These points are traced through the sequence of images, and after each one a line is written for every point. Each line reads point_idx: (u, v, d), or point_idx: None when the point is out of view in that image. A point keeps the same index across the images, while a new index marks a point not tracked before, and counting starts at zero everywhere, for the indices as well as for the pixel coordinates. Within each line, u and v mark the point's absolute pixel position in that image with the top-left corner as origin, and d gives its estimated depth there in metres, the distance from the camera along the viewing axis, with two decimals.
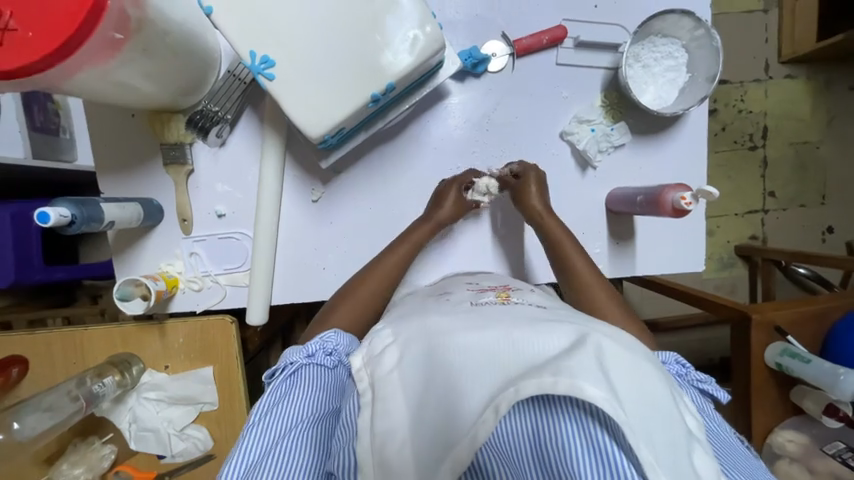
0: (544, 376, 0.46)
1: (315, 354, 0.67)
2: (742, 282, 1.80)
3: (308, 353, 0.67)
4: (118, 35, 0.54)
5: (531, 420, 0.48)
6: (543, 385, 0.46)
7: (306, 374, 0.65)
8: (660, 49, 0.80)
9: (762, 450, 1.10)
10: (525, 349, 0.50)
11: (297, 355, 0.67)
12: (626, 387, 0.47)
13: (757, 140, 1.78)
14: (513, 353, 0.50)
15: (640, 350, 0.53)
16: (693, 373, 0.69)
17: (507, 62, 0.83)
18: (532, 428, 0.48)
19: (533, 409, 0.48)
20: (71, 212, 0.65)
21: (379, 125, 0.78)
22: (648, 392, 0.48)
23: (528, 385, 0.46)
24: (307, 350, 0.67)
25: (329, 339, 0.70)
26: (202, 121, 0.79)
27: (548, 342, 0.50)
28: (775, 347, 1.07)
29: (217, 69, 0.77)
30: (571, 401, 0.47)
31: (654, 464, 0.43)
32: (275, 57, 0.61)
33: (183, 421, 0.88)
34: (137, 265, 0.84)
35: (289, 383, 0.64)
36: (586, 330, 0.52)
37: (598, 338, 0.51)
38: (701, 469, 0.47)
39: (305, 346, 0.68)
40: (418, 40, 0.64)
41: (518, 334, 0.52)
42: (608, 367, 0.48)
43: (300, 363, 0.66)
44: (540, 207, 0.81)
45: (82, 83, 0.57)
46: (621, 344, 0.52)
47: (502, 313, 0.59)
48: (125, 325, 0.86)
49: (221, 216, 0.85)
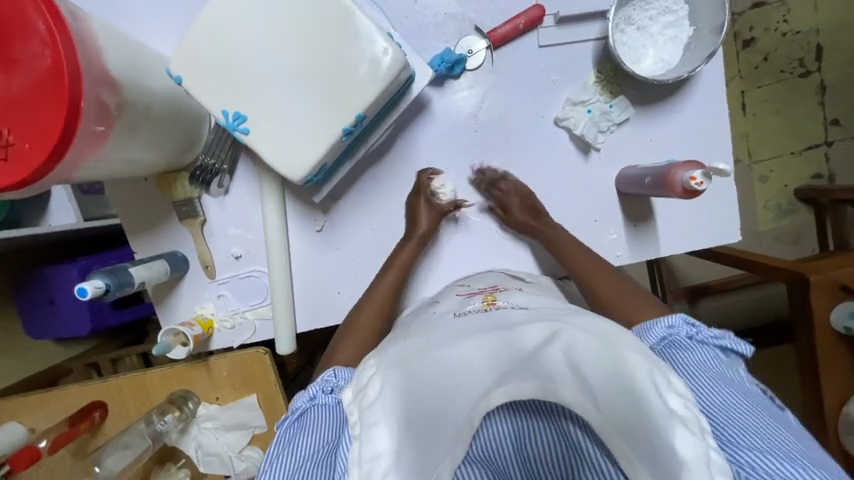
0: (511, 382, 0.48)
1: (318, 396, 0.61)
2: (807, 229, 1.59)
3: (309, 395, 0.61)
4: (101, 126, 0.58)
5: (508, 424, 0.50)
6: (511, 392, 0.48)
7: (309, 418, 0.58)
8: (654, 6, 0.72)
9: (837, 420, 1.00)
10: (504, 352, 0.48)
11: (301, 400, 0.61)
12: (593, 374, 0.45)
13: (809, 65, 1.54)
14: (489, 359, 0.49)
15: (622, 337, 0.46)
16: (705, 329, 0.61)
17: (486, 56, 0.79)
18: (511, 430, 0.50)
19: (508, 416, 0.50)
20: (105, 282, 0.73)
21: (362, 150, 0.78)
22: (621, 381, 0.43)
23: None
24: (309, 393, 0.61)
25: (330, 378, 0.64)
26: (203, 174, 0.84)
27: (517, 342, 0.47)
28: (841, 309, 0.96)
29: (207, 124, 0.81)
30: (547, 405, 0.49)
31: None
32: (246, 111, 0.63)
33: (240, 444, 0.98)
34: (175, 312, 0.93)
35: (293, 429, 0.59)
36: (564, 323, 0.48)
37: (571, 332, 0.47)
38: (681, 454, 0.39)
39: (307, 389, 0.62)
40: (379, 63, 0.62)
41: (490, 335, 0.49)
42: (576, 361, 0.46)
43: (304, 407, 0.60)
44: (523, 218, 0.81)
45: (85, 176, 0.63)
46: (596, 333, 0.46)
47: (481, 319, 0.54)
48: (177, 366, 0.96)
49: (237, 258, 0.90)
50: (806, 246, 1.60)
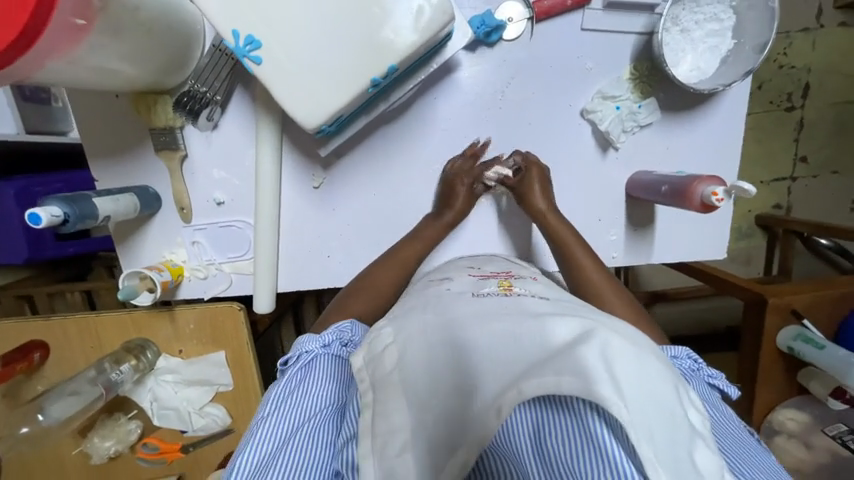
0: (547, 375, 0.43)
1: (331, 345, 0.67)
2: (760, 253, 1.73)
3: (323, 343, 0.67)
4: (80, 20, 0.48)
5: (532, 414, 0.45)
6: (546, 385, 0.43)
7: (321, 364, 0.64)
8: (703, 9, 0.69)
9: (760, 425, 1.13)
10: (531, 345, 0.48)
11: (312, 344, 0.67)
12: (631, 383, 0.42)
13: (796, 100, 1.63)
14: (516, 349, 0.48)
15: (646, 344, 0.49)
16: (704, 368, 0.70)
17: (526, 28, 0.73)
18: (535, 420, 0.45)
19: (535, 406, 0.45)
20: (64, 211, 0.63)
21: (382, 107, 0.72)
22: (656, 390, 0.43)
23: (531, 386, 0.43)
24: (323, 340, 0.67)
25: (344, 330, 0.71)
26: (191, 103, 0.73)
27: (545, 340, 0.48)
28: (789, 330, 1.06)
29: (202, 44, 0.70)
30: (577, 400, 0.43)
31: (655, 461, 0.39)
32: (262, 37, 0.54)
33: (201, 401, 0.92)
34: (140, 254, 0.83)
35: (304, 371, 0.64)
36: (595, 324, 0.49)
37: (605, 333, 0.46)
38: (704, 468, 0.41)
39: (322, 336, 0.68)
40: (424, 13, 0.55)
41: (518, 325, 0.51)
42: (614, 365, 0.43)
43: (316, 352, 0.66)
44: (544, 206, 0.78)
45: (50, 79, 0.53)
46: (626, 338, 0.48)
47: (504, 310, 0.55)
48: (136, 312, 0.87)
49: (220, 204, 0.81)
50: (755, 268, 1.75)
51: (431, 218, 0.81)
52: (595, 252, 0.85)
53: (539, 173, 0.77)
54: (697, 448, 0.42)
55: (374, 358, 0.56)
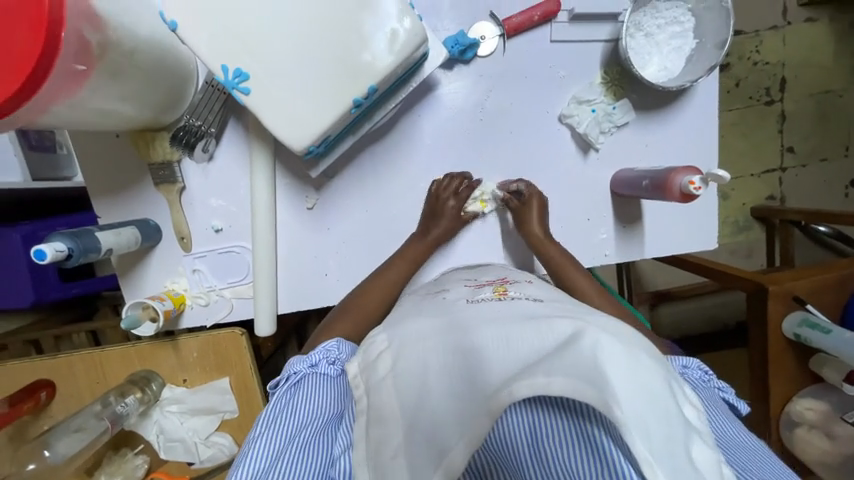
0: (537, 376, 0.43)
1: (319, 364, 0.68)
2: (759, 245, 1.73)
3: (310, 362, 0.68)
4: (81, 66, 0.52)
5: (527, 417, 0.45)
6: (536, 386, 0.43)
7: (309, 383, 0.65)
8: (663, 14, 0.74)
9: (779, 418, 1.10)
10: (521, 345, 0.48)
11: (300, 364, 0.67)
12: (626, 383, 0.42)
13: (774, 93, 1.67)
14: (509, 352, 0.48)
15: (638, 343, 0.49)
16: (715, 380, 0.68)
17: (498, 44, 0.78)
18: (529, 424, 0.45)
19: (529, 407, 0.45)
20: (68, 246, 0.66)
21: (366, 127, 0.75)
22: (650, 387, 0.43)
23: (523, 386, 0.43)
24: (310, 360, 0.68)
25: (331, 349, 0.70)
26: (187, 137, 0.77)
27: (535, 339, 0.48)
28: (793, 317, 1.05)
29: (195, 81, 0.74)
30: (574, 403, 0.44)
31: (650, 459, 0.39)
32: (249, 69, 0.58)
33: (207, 430, 0.92)
34: (143, 286, 0.85)
35: (291, 392, 0.64)
36: (585, 324, 0.49)
37: (594, 332, 0.47)
38: (699, 462, 0.42)
39: (308, 356, 0.68)
40: (398, 35, 0.59)
41: (512, 327, 0.51)
42: (604, 364, 0.43)
43: (304, 372, 0.66)
44: (540, 232, 0.80)
45: (54, 123, 0.56)
46: (618, 338, 0.48)
47: (498, 314, 0.56)
48: (140, 344, 0.88)
49: (218, 231, 0.84)
50: (757, 260, 1.74)
51: (418, 237, 0.82)
52: (587, 251, 0.86)
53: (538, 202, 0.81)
54: (693, 444, 0.43)
55: (368, 364, 0.57)
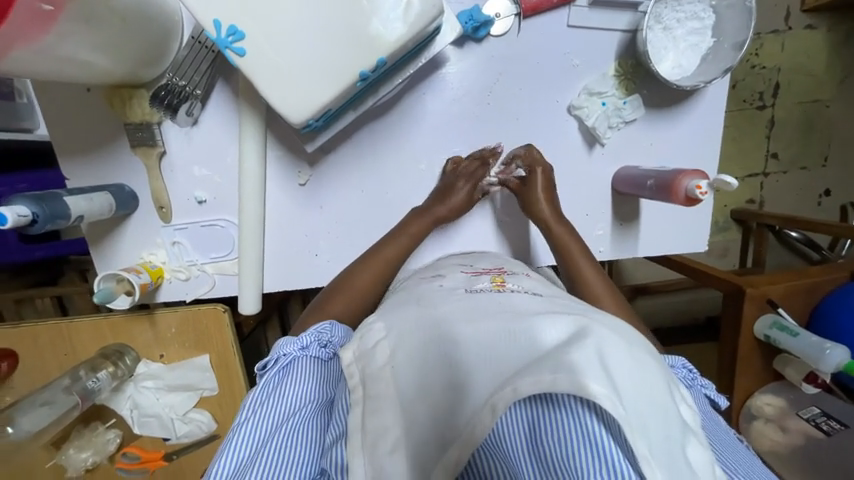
0: (543, 374, 0.42)
1: (310, 346, 0.65)
2: (735, 246, 1.80)
3: (301, 345, 0.65)
4: (48, 7, 0.45)
5: (527, 413, 0.44)
6: (543, 384, 0.42)
7: (301, 365, 0.63)
8: (684, 8, 0.71)
9: (739, 411, 1.17)
10: (524, 341, 0.47)
11: (290, 346, 0.65)
12: (629, 383, 0.43)
13: (768, 98, 1.69)
14: (510, 348, 0.47)
15: (643, 345, 0.49)
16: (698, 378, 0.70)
17: (513, 24, 0.74)
18: (529, 419, 0.44)
19: (530, 403, 0.44)
20: (32, 210, 0.60)
21: (370, 102, 0.71)
22: (650, 389, 0.43)
23: (527, 383, 0.43)
24: (300, 342, 0.65)
25: (324, 331, 0.68)
26: (169, 97, 0.70)
27: (541, 339, 0.47)
28: (765, 320, 1.10)
29: (179, 36, 0.67)
30: (580, 402, 0.43)
31: (650, 458, 0.39)
32: (244, 28, 0.52)
33: (184, 407, 0.89)
34: (116, 256, 0.80)
35: (281, 374, 0.62)
36: (591, 321, 0.49)
37: (598, 330, 0.47)
38: (695, 463, 0.42)
39: (299, 338, 0.66)
40: (413, 6, 0.55)
41: (519, 323, 0.49)
42: (610, 366, 0.43)
43: (294, 355, 0.64)
44: (549, 212, 0.78)
45: (12, 71, 0.49)
46: (622, 336, 0.48)
47: (501, 306, 0.54)
48: (113, 317, 0.83)
49: (201, 202, 0.78)
50: (731, 261, 1.82)
51: (421, 211, 0.79)
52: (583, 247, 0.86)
53: (543, 176, 0.77)
54: (689, 444, 0.43)
55: (365, 353, 0.55)
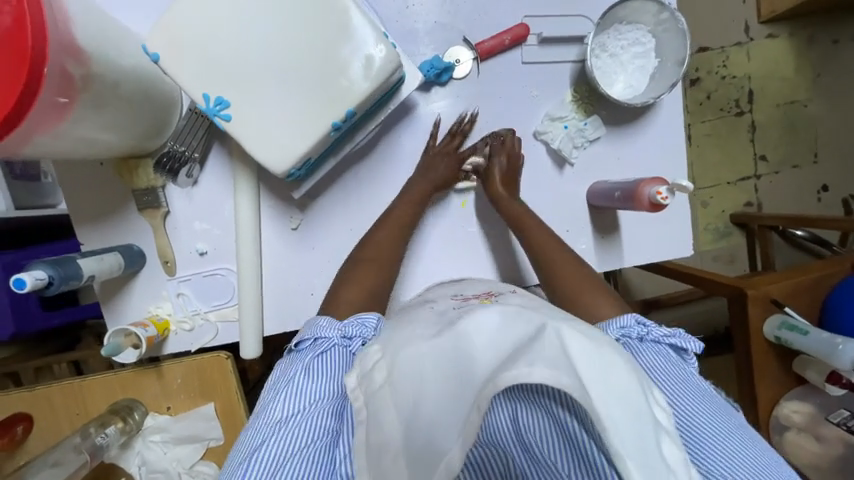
0: (519, 368, 0.44)
1: (352, 339, 0.65)
2: (740, 250, 1.78)
3: (316, 350, 0.64)
4: (63, 99, 0.53)
5: (512, 411, 0.48)
6: (518, 379, 0.44)
7: (329, 358, 0.63)
8: (626, 36, 0.79)
9: (768, 422, 1.11)
10: (506, 343, 0.47)
11: (330, 332, 0.65)
12: (599, 382, 0.43)
13: (743, 105, 1.75)
14: (493, 349, 0.47)
15: (605, 339, 0.47)
16: (656, 329, 0.65)
17: (473, 66, 0.82)
18: (515, 416, 0.48)
19: (513, 402, 0.47)
20: (48, 273, 0.66)
21: (347, 147, 0.78)
22: (617, 384, 0.43)
23: (508, 378, 0.44)
24: (344, 332, 0.65)
25: (368, 325, 0.67)
26: (171, 163, 0.78)
27: (519, 336, 0.47)
28: (772, 320, 1.07)
29: (178, 109, 0.76)
30: (551, 394, 0.45)
31: (624, 456, 0.40)
32: (229, 98, 0.61)
33: (191, 459, 0.89)
34: (126, 312, 0.85)
35: (307, 374, 0.61)
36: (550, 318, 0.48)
37: (560, 330, 0.46)
38: (670, 458, 0.43)
39: (342, 326, 0.66)
40: (375, 61, 0.62)
41: (493, 330, 0.48)
42: (575, 360, 0.43)
43: (328, 345, 0.64)
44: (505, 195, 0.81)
45: (35, 153, 0.58)
46: (588, 334, 0.46)
47: (482, 312, 0.53)
48: (122, 372, 0.87)
49: (202, 254, 0.84)
50: (740, 266, 1.79)
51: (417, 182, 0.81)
52: None
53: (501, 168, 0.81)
54: (663, 441, 0.43)
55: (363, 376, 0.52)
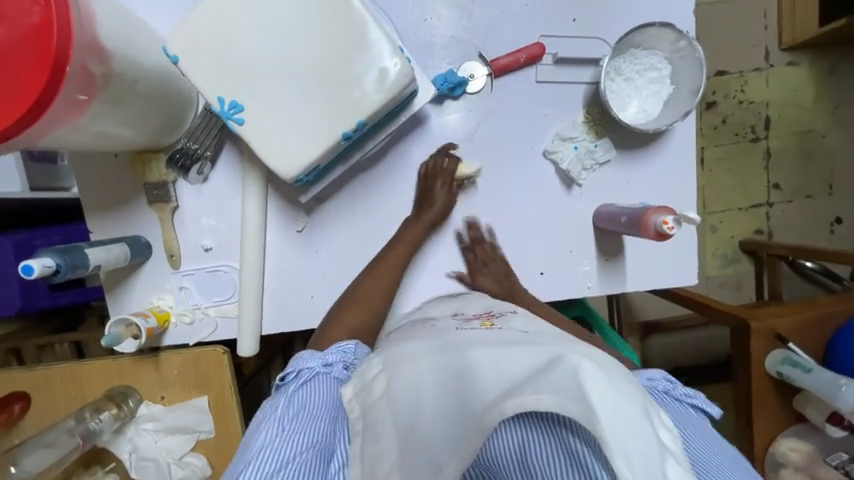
0: (527, 394, 0.44)
1: (332, 365, 0.67)
2: (747, 278, 1.75)
3: (325, 361, 0.67)
4: (82, 96, 0.54)
5: (519, 434, 0.46)
6: (525, 404, 0.44)
7: (319, 382, 0.64)
8: (642, 61, 0.78)
9: (763, 456, 1.09)
10: (512, 365, 0.48)
11: (313, 361, 0.67)
12: (605, 403, 0.42)
13: (759, 131, 1.73)
14: (499, 370, 0.48)
15: (620, 370, 0.49)
16: (678, 387, 0.67)
17: (487, 82, 0.82)
18: (521, 439, 0.46)
19: (521, 426, 0.46)
20: (56, 262, 0.67)
21: (356, 157, 0.80)
22: (626, 407, 0.43)
23: (513, 403, 0.44)
24: (324, 359, 0.67)
25: (349, 350, 0.70)
26: (183, 159, 0.80)
27: (525, 360, 0.48)
28: (775, 355, 1.05)
29: (194, 107, 0.78)
30: (560, 419, 0.45)
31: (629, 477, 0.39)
32: (243, 102, 0.62)
33: (182, 450, 0.90)
34: (129, 301, 0.86)
35: (302, 392, 0.63)
36: (567, 349, 0.49)
37: (577, 357, 0.46)
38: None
39: (325, 354, 0.68)
40: (389, 73, 0.62)
41: (500, 353, 0.50)
42: (586, 386, 0.43)
43: (316, 371, 0.66)
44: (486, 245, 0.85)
45: (54, 145, 0.59)
46: (599, 362, 0.47)
47: (487, 339, 0.55)
48: (120, 359, 0.88)
49: (208, 250, 0.85)
50: (746, 294, 1.76)
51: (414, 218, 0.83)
52: (570, 283, 0.88)
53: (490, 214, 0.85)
54: (669, 464, 0.41)
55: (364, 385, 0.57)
